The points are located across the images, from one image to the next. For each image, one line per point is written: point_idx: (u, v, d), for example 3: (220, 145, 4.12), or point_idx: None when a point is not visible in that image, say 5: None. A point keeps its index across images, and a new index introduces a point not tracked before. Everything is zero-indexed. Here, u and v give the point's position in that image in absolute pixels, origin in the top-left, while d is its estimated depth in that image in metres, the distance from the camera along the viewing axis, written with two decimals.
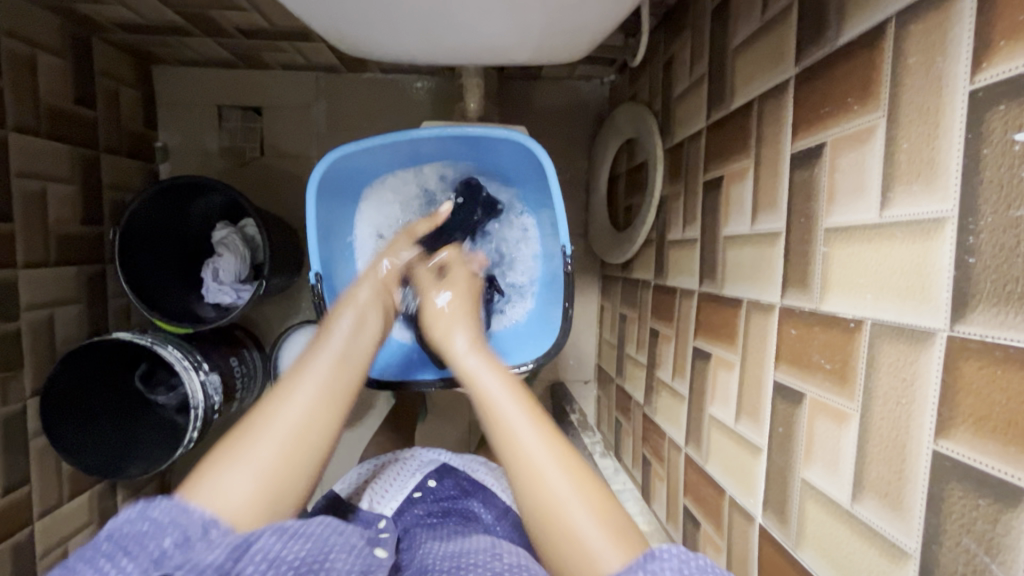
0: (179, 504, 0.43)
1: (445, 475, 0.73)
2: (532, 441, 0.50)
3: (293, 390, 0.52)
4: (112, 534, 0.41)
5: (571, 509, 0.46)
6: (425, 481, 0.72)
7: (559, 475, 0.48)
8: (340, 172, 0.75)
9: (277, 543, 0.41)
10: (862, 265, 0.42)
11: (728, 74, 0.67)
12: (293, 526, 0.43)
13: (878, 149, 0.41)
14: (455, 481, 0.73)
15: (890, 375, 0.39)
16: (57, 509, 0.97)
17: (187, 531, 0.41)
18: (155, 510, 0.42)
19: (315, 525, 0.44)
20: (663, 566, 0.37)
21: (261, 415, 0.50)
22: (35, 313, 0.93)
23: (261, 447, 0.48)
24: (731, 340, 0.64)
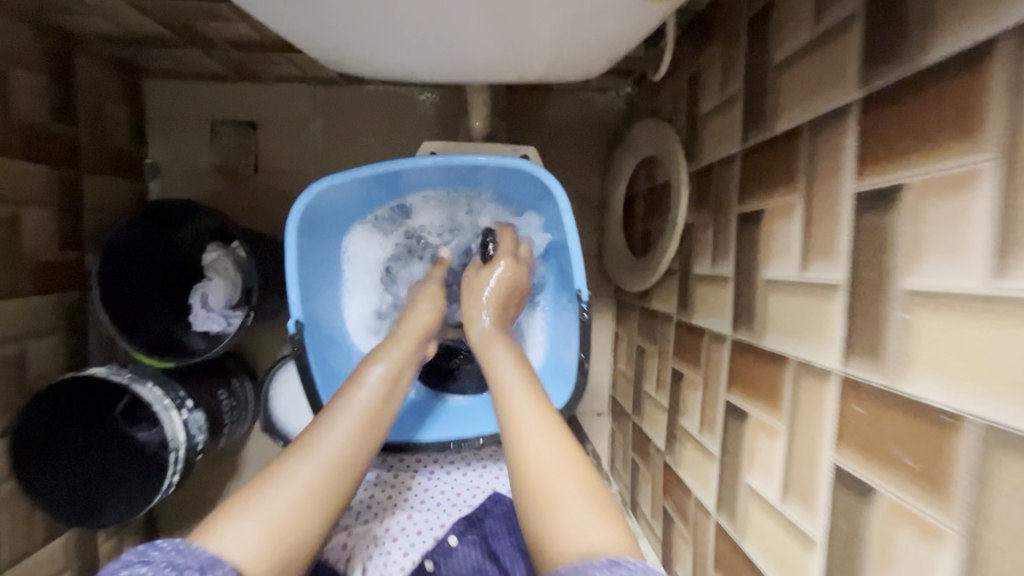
0: (182, 546, 0.45)
1: (470, 528, 0.73)
2: (535, 426, 0.52)
3: (314, 448, 0.54)
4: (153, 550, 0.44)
5: (567, 505, 0.45)
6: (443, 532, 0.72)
7: (545, 437, 0.51)
8: (326, 204, 0.68)
9: None
10: (965, 345, 0.34)
11: (770, 93, 0.59)
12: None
13: (990, 203, 0.32)
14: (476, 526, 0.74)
15: (1013, 500, 0.30)
16: (29, 558, 0.90)
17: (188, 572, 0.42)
18: (156, 550, 0.44)
19: None
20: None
21: (278, 470, 0.52)
22: (5, 348, 0.86)
23: (272, 499, 0.49)
24: (774, 403, 0.55)
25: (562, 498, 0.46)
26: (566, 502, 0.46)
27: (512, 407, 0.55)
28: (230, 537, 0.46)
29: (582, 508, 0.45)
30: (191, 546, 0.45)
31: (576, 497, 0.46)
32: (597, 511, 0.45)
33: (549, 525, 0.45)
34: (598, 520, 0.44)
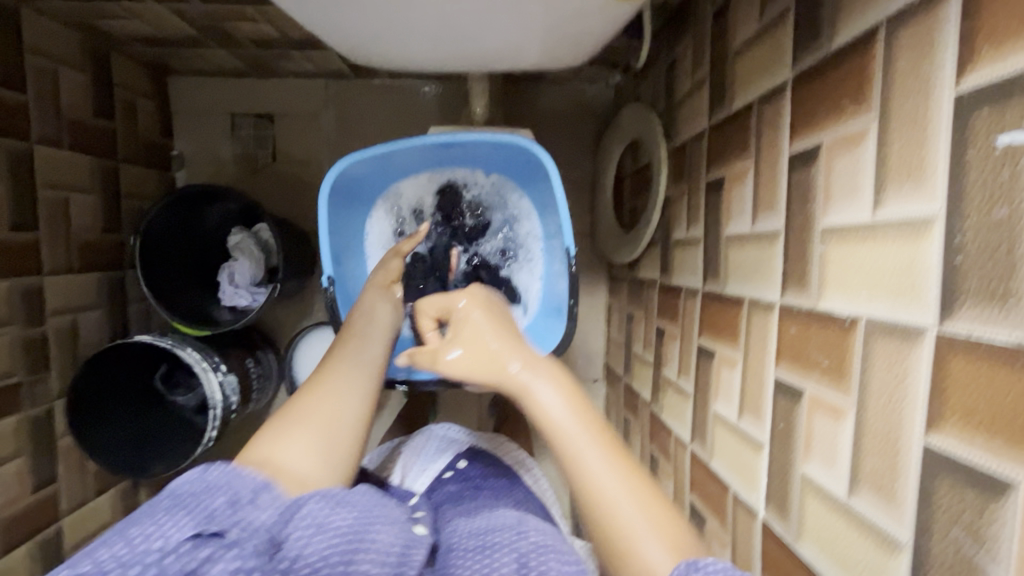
0: (238, 470, 0.48)
1: (474, 458, 0.78)
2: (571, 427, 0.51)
3: (318, 397, 0.57)
4: (175, 489, 0.46)
5: (623, 509, 0.47)
6: (457, 463, 0.77)
7: (598, 456, 0.50)
8: (350, 176, 0.77)
9: (324, 510, 0.44)
10: (856, 265, 0.43)
11: (729, 76, 0.68)
12: (338, 496, 0.46)
13: (871, 152, 0.42)
14: (483, 461, 0.78)
15: (884, 372, 0.40)
16: (82, 506, 1.01)
17: (240, 493, 0.45)
18: (213, 471, 0.47)
19: (358, 495, 0.47)
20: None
21: (301, 407, 0.57)
22: (60, 318, 0.97)
23: (300, 434, 0.54)
24: (733, 339, 0.65)
25: (622, 516, 0.46)
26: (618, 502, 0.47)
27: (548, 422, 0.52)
28: (279, 451, 0.52)
29: (637, 510, 0.46)
30: (243, 470, 0.48)
31: (643, 514, 0.46)
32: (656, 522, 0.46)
33: (616, 541, 0.46)
34: (662, 538, 0.45)
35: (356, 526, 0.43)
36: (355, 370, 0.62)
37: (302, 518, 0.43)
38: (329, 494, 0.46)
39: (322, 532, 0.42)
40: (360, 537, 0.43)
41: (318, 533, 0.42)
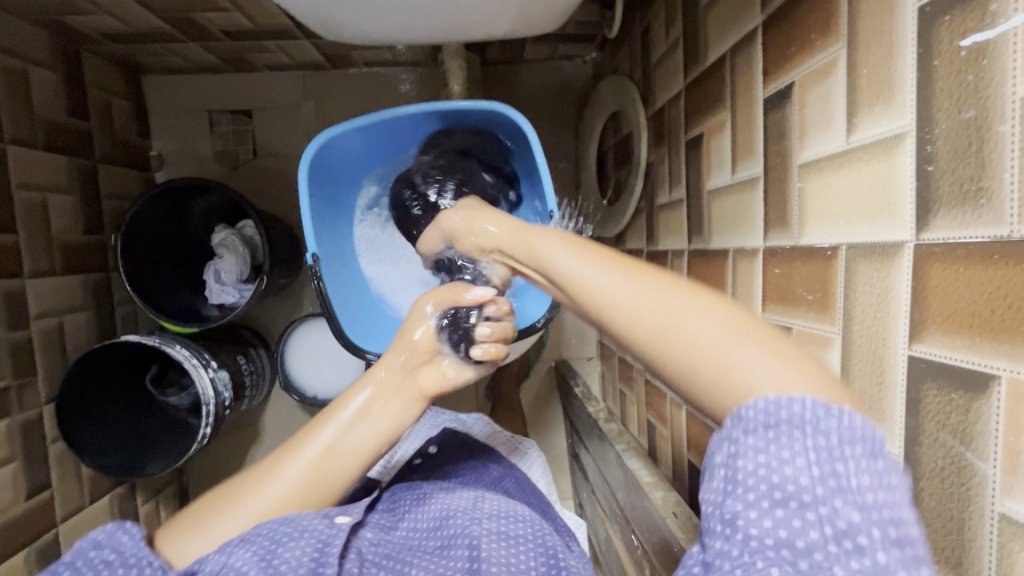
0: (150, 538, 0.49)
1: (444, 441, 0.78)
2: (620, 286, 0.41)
3: (274, 473, 0.53)
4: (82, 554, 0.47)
5: (711, 342, 0.37)
6: (426, 448, 0.77)
7: (671, 300, 0.39)
8: (330, 150, 0.76)
9: (227, 556, 0.48)
10: (834, 194, 0.44)
11: (703, 31, 0.69)
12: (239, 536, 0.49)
13: (841, 80, 0.42)
14: (453, 444, 0.78)
15: (866, 293, 0.40)
16: (79, 513, 1.00)
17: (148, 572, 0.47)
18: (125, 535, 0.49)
19: (263, 526, 0.50)
20: (744, 434, 0.33)
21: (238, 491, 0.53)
22: (44, 322, 0.95)
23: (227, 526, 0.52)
24: (721, 291, 0.65)
25: (699, 335, 0.37)
26: (736, 353, 0.36)
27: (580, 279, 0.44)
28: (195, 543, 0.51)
29: (724, 335, 0.37)
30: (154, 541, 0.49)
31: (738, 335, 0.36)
32: (799, 371, 0.34)
33: (714, 386, 0.36)
34: (773, 358, 0.35)
35: (261, 559, 0.48)
36: (338, 447, 0.55)
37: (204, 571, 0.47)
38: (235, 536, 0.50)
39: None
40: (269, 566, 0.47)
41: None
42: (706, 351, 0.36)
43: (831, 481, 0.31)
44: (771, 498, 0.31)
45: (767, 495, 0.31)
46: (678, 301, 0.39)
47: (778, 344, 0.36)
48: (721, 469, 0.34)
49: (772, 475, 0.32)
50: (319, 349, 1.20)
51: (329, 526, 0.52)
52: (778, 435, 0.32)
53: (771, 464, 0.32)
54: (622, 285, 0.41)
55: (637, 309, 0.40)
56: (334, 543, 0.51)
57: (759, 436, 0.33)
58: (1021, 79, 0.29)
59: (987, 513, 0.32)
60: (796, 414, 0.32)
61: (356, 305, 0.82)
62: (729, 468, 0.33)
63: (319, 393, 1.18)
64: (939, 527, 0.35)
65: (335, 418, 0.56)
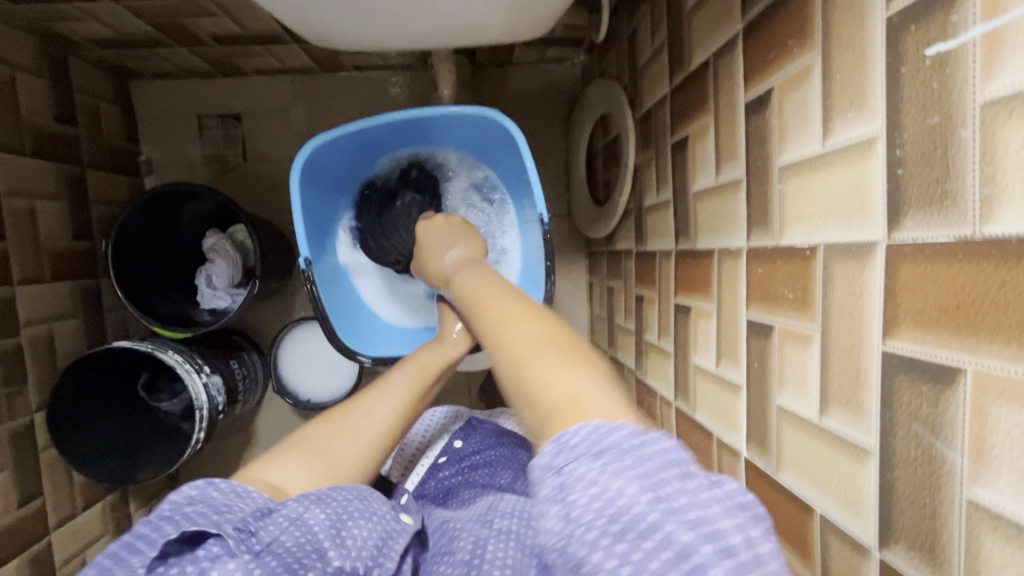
0: (239, 489, 0.49)
1: (470, 434, 0.79)
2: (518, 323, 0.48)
3: (362, 406, 0.63)
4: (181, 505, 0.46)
5: (523, 351, 0.44)
6: (452, 443, 0.78)
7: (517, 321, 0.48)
8: (321, 156, 0.77)
9: (302, 507, 0.49)
10: (812, 196, 0.45)
11: (686, 36, 0.70)
12: (318, 493, 0.51)
13: (817, 86, 0.44)
14: (481, 435, 0.79)
15: (843, 291, 0.42)
16: (71, 520, 0.99)
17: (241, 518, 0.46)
18: (216, 487, 0.48)
19: (339, 490, 0.53)
20: (573, 455, 0.33)
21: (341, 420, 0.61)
22: (34, 329, 0.95)
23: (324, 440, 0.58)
24: (707, 290, 0.66)
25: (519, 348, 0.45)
26: (539, 365, 0.41)
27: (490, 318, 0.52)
28: (281, 468, 0.54)
29: (534, 341, 0.44)
30: (245, 492, 0.49)
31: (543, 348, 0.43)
32: (578, 372, 0.40)
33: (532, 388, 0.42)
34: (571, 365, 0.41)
35: (333, 525, 0.50)
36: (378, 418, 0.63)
37: (281, 513, 0.48)
38: (309, 492, 0.51)
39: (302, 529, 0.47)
40: (337, 536, 0.49)
41: (295, 529, 0.47)
42: (528, 360, 0.43)
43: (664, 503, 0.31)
44: (609, 530, 0.30)
45: (598, 520, 0.31)
46: (528, 327, 0.46)
47: (616, 389, 0.39)
48: (551, 490, 0.33)
49: (608, 499, 0.31)
50: (313, 353, 1.20)
51: (392, 519, 0.56)
52: (606, 461, 0.32)
53: (602, 493, 0.31)
54: (517, 325, 0.47)
55: (524, 342, 0.45)
56: (396, 538, 0.55)
57: (589, 458, 0.33)
58: (980, 87, 0.30)
59: (956, 500, 0.33)
60: (617, 441, 0.33)
61: (350, 309, 0.83)
62: (562, 496, 0.32)
63: (313, 396, 1.18)
64: (913, 514, 0.36)
65: (378, 392, 0.65)
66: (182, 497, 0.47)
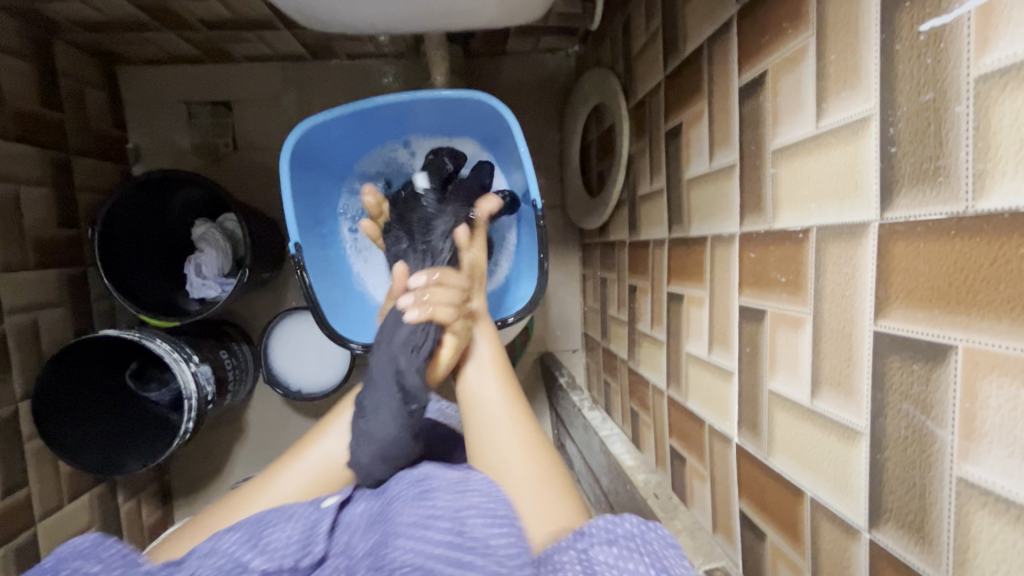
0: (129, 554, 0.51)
1: None
2: (493, 406, 0.59)
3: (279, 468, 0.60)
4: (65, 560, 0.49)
5: (512, 470, 0.54)
6: None
7: (502, 423, 0.58)
8: (313, 140, 0.77)
9: (210, 544, 0.52)
10: (805, 178, 0.45)
11: (681, 21, 0.70)
12: (230, 525, 0.54)
13: (812, 66, 0.43)
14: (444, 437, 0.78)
15: (835, 272, 0.41)
16: (56, 511, 0.98)
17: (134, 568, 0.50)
18: (104, 550, 0.51)
19: (254, 514, 0.55)
20: (591, 544, 0.44)
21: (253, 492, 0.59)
22: (18, 317, 0.93)
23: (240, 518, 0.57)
24: (700, 277, 0.66)
25: (509, 461, 0.54)
26: (525, 489, 0.52)
27: (474, 390, 0.61)
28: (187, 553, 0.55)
29: (521, 469, 0.54)
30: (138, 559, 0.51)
31: (523, 465, 0.54)
32: (552, 501, 0.51)
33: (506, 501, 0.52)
34: (542, 496, 0.51)
35: (249, 540, 0.52)
36: (335, 447, 0.61)
37: (194, 556, 0.51)
38: (223, 528, 0.54)
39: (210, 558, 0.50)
40: (256, 547, 0.51)
41: (209, 557, 0.50)
42: (512, 475, 0.53)
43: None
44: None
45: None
46: (516, 446, 0.55)
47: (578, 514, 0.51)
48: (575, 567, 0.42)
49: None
50: (303, 343, 1.19)
51: (314, 509, 0.55)
52: (621, 548, 0.43)
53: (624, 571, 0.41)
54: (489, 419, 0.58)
55: (492, 433, 0.57)
56: (322, 522, 0.54)
57: (608, 548, 0.43)
58: (974, 61, 0.30)
59: (946, 478, 0.33)
60: (628, 528, 0.45)
61: (342, 293, 0.82)
62: (586, 568, 0.41)
63: (303, 387, 1.17)
64: (903, 495, 0.36)
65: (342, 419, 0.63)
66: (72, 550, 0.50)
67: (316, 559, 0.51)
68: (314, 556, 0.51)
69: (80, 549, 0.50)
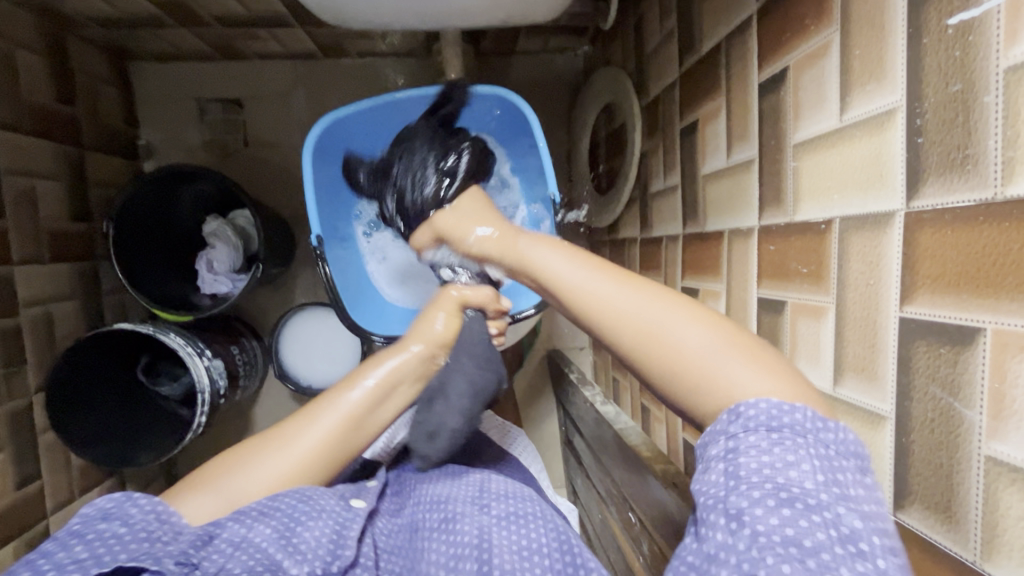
0: (159, 509, 0.49)
1: None
2: (647, 313, 0.43)
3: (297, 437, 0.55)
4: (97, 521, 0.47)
5: (685, 340, 0.41)
6: None
7: (632, 297, 0.44)
8: (334, 134, 0.78)
9: (243, 528, 0.49)
10: (828, 171, 0.46)
11: (697, 20, 0.71)
12: (259, 509, 0.50)
13: (835, 61, 0.44)
14: None
15: (859, 262, 0.42)
16: (68, 504, 0.98)
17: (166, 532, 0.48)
18: (133, 507, 0.49)
19: (282, 498, 0.52)
20: (746, 429, 0.37)
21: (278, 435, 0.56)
22: (32, 310, 0.94)
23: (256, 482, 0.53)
24: (716, 271, 0.67)
25: (674, 338, 0.41)
26: (716, 363, 0.40)
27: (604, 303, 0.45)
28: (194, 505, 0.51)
29: (702, 339, 0.41)
30: (167, 513, 0.49)
31: (693, 330, 0.41)
32: (765, 372, 0.39)
33: (700, 387, 0.40)
34: (752, 367, 0.39)
35: (281, 537, 0.49)
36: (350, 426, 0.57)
37: (223, 539, 0.48)
38: (251, 508, 0.50)
39: (242, 550, 0.47)
40: (287, 544, 0.49)
41: (241, 551, 0.47)
42: (688, 355, 0.41)
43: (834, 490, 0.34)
44: (774, 496, 0.34)
45: (769, 492, 0.34)
46: (677, 316, 0.42)
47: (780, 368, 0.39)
48: (719, 467, 0.36)
49: (776, 476, 0.34)
50: (313, 339, 1.19)
51: (345, 509, 0.55)
52: (781, 438, 0.35)
53: (774, 463, 0.35)
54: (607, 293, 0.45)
55: (622, 314, 0.44)
56: (351, 525, 0.54)
57: (763, 437, 0.36)
58: (1004, 52, 0.31)
59: (973, 457, 0.34)
60: (797, 420, 0.36)
61: (361, 286, 0.83)
62: (732, 462, 0.36)
63: (313, 382, 1.18)
64: (928, 476, 0.37)
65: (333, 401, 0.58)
66: (95, 510, 0.48)
67: (345, 566, 0.51)
68: (343, 562, 0.51)
69: (104, 508, 0.49)
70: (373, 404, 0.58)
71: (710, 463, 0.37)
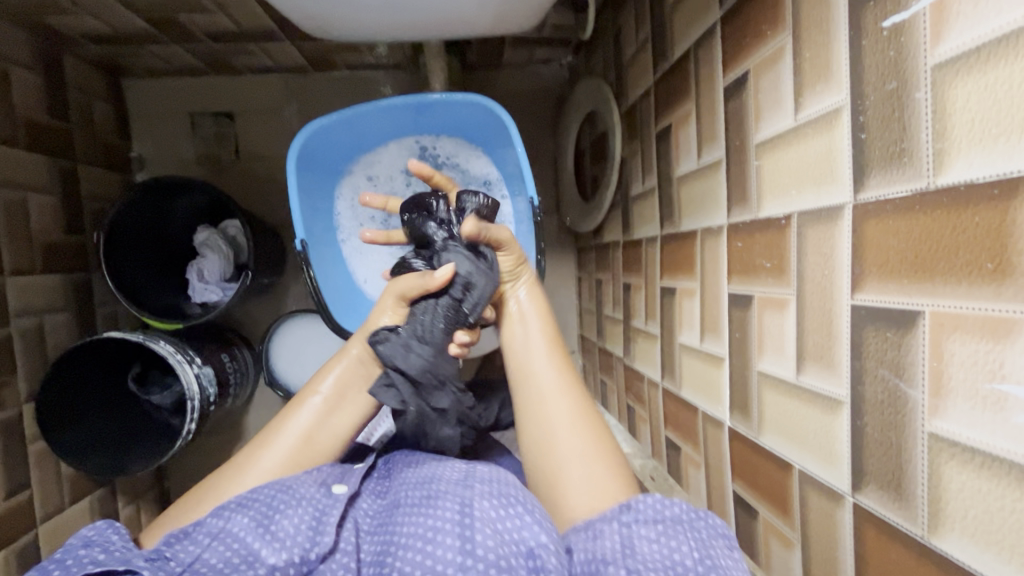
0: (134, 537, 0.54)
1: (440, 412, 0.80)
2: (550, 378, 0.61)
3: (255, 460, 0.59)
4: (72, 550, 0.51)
5: (567, 445, 0.57)
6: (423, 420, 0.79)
7: (562, 407, 0.59)
8: (316, 142, 0.80)
9: (221, 520, 0.52)
10: (786, 168, 0.48)
11: (669, 29, 0.73)
12: (238, 501, 0.53)
13: (789, 65, 0.47)
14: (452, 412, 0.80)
15: (816, 254, 0.44)
16: (58, 514, 0.98)
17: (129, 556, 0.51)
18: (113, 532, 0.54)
19: (261, 490, 0.55)
20: (635, 521, 0.47)
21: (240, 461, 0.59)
22: (25, 319, 0.95)
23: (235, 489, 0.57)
24: (691, 270, 0.69)
25: (562, 444, 0.57)
26: (587, 474, 0.54)
27: (544, 407, 0.59)
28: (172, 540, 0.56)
29: (583, 450, 0.56)
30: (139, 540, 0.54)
31: (584, 437, 0.57)
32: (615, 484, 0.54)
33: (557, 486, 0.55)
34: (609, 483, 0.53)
35: (258, 525, 0.52)
36: (315, 432, 0.61)
37: (201, 532, 0.51)
38: (230, 501, 0.54)
39: (218, 539, 0.51)
40: (265, 532, 0.52)
41: (218, 543, 0.50)
42: (560, 446, 0.57)
43: (708, 563, 0.43)
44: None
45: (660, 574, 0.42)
46: (578, 436, 0.57)
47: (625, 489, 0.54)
48: (614, 538, 0.46)
49: (666, 559, 0.43)
50: (304, 346, 1.20)
51: (325, 495, 0.57)
52: (667, 526, 0.46)
53: (671, 553, 0.44)
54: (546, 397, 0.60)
55: (549, 419, 0.58)
56: (331, 512, 0.55)
57: (652, 528, 0.46)
58: (931, 51, 0.34)
59: (919, 435, 0.36)
60: (677, 513, 0.47)
61: (345, 291, 0.85)
62: (626, 548, 0.45)
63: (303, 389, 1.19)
64: (881, 454, 0.38)
65: (308, 407, 0.62)
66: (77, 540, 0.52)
67: (323, 554, 0.52)
68: (321, 549, 0.52)
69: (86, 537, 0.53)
70: (332, 410, 0.63)
71: (604, 533, 0.47)
